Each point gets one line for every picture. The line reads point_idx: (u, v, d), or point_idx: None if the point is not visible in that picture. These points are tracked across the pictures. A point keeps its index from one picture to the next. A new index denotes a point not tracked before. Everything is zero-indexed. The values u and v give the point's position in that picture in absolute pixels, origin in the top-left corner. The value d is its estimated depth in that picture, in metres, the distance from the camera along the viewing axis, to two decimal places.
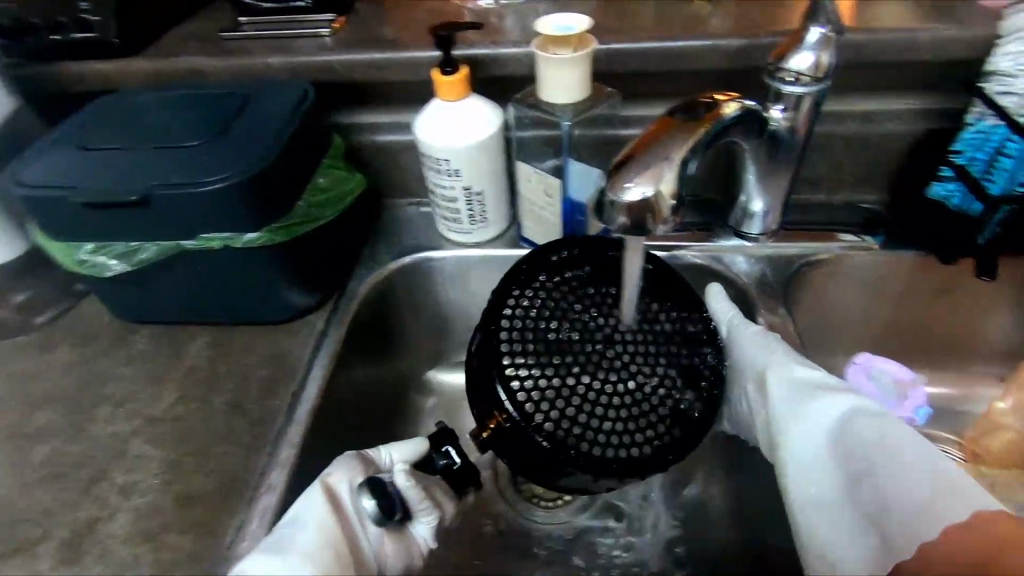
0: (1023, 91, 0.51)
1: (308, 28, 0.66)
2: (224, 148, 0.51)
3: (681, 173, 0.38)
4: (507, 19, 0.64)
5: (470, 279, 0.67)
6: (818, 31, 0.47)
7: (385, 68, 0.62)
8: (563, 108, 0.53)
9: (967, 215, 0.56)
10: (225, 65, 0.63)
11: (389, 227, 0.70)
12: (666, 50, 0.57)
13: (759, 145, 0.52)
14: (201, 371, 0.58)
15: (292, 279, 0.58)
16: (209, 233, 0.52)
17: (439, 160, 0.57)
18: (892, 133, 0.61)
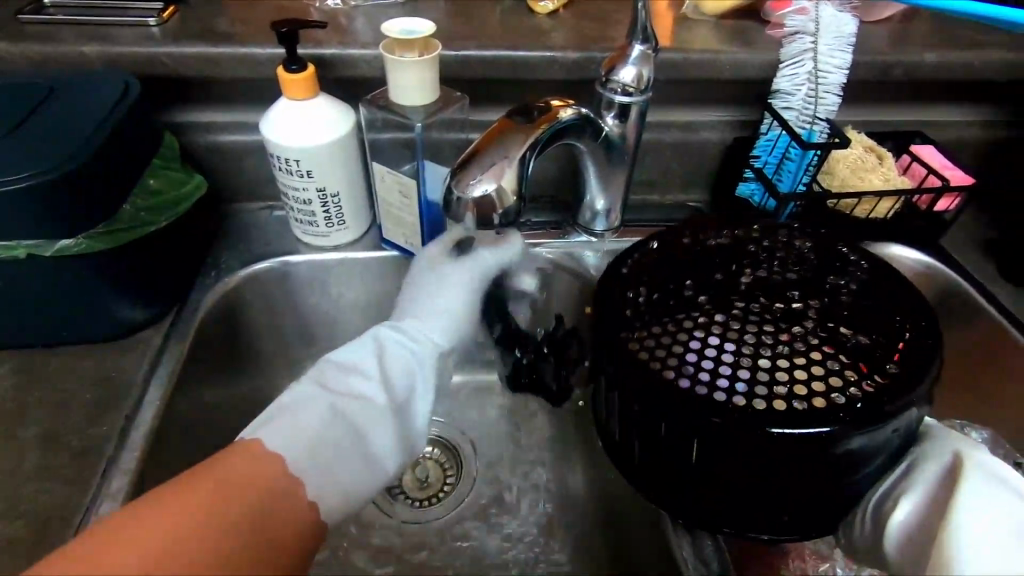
0: (799, 108, 0.62)
1: (131, 16, 0.60)
2: (25, 145, 0.45)
3: (522, 170, 0.40)
4: (357, 20, 0.64)
5: (330, 284, 0.65)
6: (638, 48, 0.53)
7: (224, 63, 0.58)
8: (414, 110, 0.54)
9: (765, 211, 0.67)
10: (25, 50, 0.56)
11: (238, 233, 0.66)
12: (512, 59, 0.60)
13: (596, 147, 0.57)
14: (5, 401, 0.50)
15: (119, 289, 0.52)
16: (6, 241, 0.45)
17: (288, 161, 0.56)
18: (706, 140, 0.70)
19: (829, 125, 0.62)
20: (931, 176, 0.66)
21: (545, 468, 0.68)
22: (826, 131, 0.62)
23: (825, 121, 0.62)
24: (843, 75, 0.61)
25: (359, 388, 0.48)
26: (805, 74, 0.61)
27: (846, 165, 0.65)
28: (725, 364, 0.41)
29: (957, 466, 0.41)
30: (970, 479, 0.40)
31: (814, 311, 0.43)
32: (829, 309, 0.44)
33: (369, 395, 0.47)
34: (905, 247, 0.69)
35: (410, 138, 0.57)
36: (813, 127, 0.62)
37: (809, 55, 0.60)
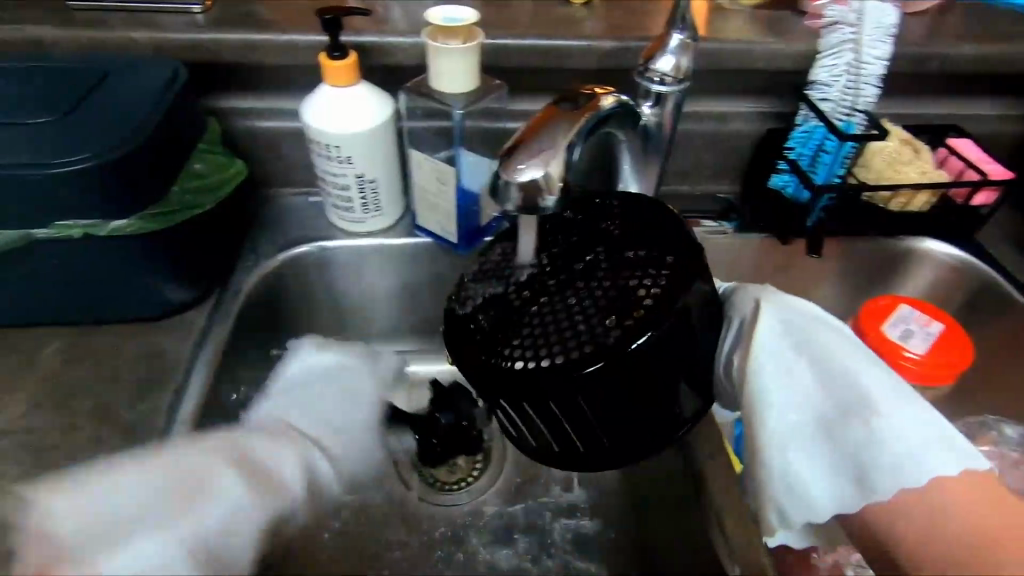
0: (836, 99, 0.62)
1: (174, 3, 0.61)
2: (82, 127, 0.47)
3: (569, 157, 0.40)
4: (394, 9, 0.65)
5: (363, 270, 0.66)
6: (677, 37, 0.53)
7: (266, 50, 0.59)
8: (456, 97, 0.54)
9: (798, 203, 0.67)
10: (74, 36, 0.57)
11: (275, 218, 0.67)
12: (548, 48, 0.60)
13: (633, 137, 0.57)
14: (58, 376, 0.52)
15: (167, 270, 0.53)
16: (65, 221, 0.47)
17: (329, 147, 0.56)
18: (739, 132, 0.70)
19: (868, 117, 0.61)
20: (969, 169, 0.65)
21: None
22: (864, 123, 0.62)
23: (863, 112, 0.62)
24: (882, 66, 0.59)
25: (249, 447, 0.42)
26: (844, 65, 0.61)
27: (882, 158, 0.65)
28: (579, 327, 0.38)
29: (755, 311, 0.43)
30: (762, 321, 0.42)
31: (600, 257, 0.42)
32: (592, 263, 0.41)
33: (325, 455, 0.47)
34: (940, 241, 0.69)
35: (449, 127, 0.58)
36: (850, 118, 0.62)
37: (848, 47, 0.60)
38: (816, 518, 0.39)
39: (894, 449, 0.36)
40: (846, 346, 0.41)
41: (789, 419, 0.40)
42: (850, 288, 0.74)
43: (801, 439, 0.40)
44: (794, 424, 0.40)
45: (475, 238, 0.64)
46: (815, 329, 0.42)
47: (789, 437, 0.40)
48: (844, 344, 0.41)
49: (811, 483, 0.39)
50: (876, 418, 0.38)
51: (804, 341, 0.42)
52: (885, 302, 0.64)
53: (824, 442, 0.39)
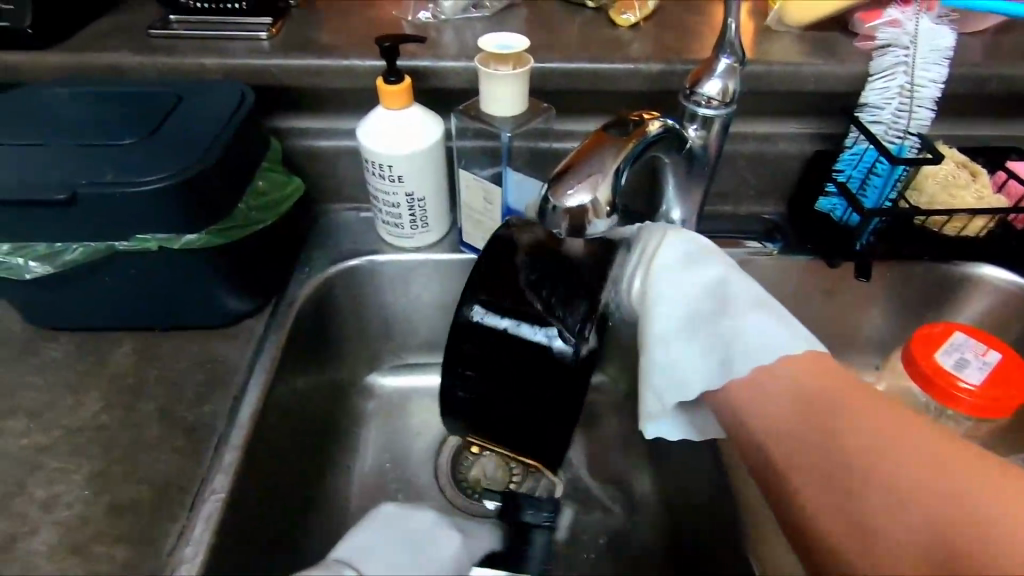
0: (888, 122, 0.61)
1: (243, 30, 0.65)
2: (160, 148, 0.50)
3: (616, 181, 0.42)
4: (446, 34, 0.67)
5: (409, 283, 0.69)
6: (724, 61, 0.54)
7: (326, 74, 0.62)
8: (504, 120, 0.56)
9: (847, 225, 0.66)
10: (153, 62, 0.62)
11: (328, 232, 0.70)
12: (595, 71, 0.62)
13: (678, 159, 0.58)
14: (129, 378, 0.55)
15: (230, 281, 0.57)
16: (144, 236, 0.50)
17: (382, 166, 0.59)
18: (786, 153, 0.70)
19: (921, 140, 0.60)
20: None
21: (610, 472, 0.69)
22: (917, 146, 0.61)
23: (916, 135, 0.61)
24: (937, 89, 0.59)
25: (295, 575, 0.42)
26: (896, 88, 0.60)
27: (937, 181, 0.63)
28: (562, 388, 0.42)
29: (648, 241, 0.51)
30: (664, 248, 0.50)
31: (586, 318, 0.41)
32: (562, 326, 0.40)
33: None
34: (995, 266, 0.67)
35: (497, 147, 0.60)
36: (904, 141, 0.61)
37: (901, 69, 0.59)
38: (688, 393, 0.47)
39: (770, 345, 0.47)
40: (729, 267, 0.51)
41: (673, 328, 0.48)
42: (900, 313, 0.72)
43: (680, 343, 0.48)
44: (675, 333, 0.48)
45: None
46: (688, 250, 0.50)
47: (682, 342, 0.48)
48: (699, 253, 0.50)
49: (687, 373, 0.47)
50: (737, 314, 0.49)
51: (687, 260, 0.50)
52: (940, 329, 0.62)
53: (692, 343, 0.48)
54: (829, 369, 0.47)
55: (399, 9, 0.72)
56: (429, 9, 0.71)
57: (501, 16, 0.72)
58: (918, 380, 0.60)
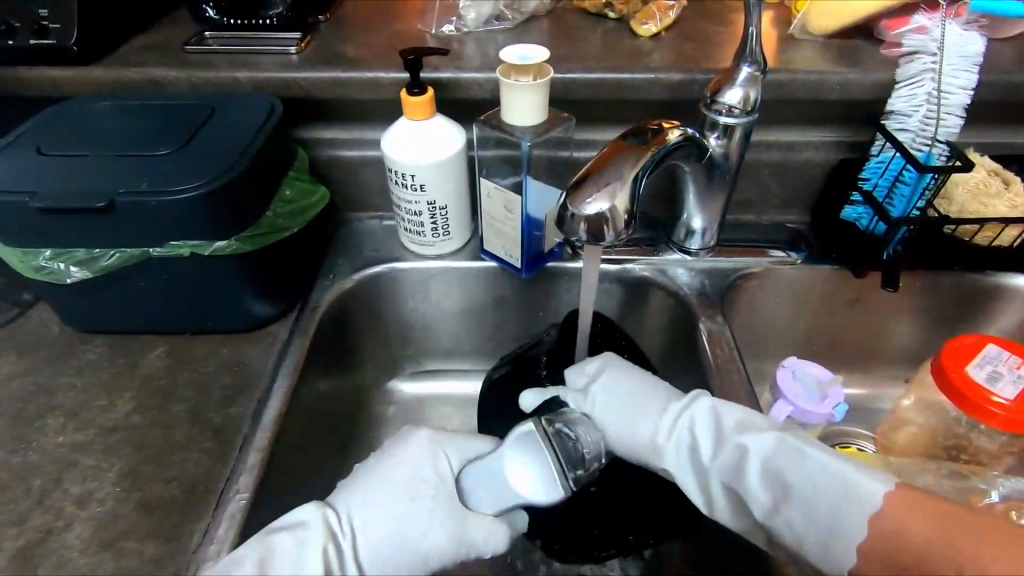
0: (915, 129, 0.60)
1: (273, 45, 0.67)
2: (193, 158, 0.52)
3: (634, 189, 0.42)
4: (469, 46, 0.69)
5: (430, 290, 0.70)
6: (745, 70, 0.54)
7: (352, 86, 0.64)
8: (524, 129, 0.57)
9: (873, 234, 0.65)
10: (188, 76, 0.64)
11: (352, 240, 0.72)
12: (616, 80, 0.62)
13: (698, 168, 0.58)
14: (160, 380, 0.57)
15: (257, 286, 0.58)
16: (175, 242, 0.52)
17: (405, 176, 0.60)
18: (810, 161, 0.69)
19: (950, 147, 0.59)
20: None
21: None
22: (945, 154, 0.60)
23: (945, 143, 0.59)
24: (967, 95, 0.58)
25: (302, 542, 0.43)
26: (923, 95, 0.58)
27: (967, 189, 0.62)
28: None
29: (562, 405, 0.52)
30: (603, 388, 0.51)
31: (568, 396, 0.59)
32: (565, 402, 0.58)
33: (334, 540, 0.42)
34: None
35: (517, 155, 0.60)
36: (932, 149, 0.60)
37: (930, 75, 0.58)
38: (829, 569, 0.40)
39: (812, 469, 0.41)
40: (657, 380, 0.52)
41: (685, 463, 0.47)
42: (930, 325, 0.70)
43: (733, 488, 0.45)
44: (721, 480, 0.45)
45: (538, 263, 0.66)
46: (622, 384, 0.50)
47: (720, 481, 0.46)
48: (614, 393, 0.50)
49: (788, 538, 0.42)
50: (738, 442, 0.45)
51: (626, 397, 0.50)
52: (972, 341, 0.60)
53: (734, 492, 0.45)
54: (919, 508, 0.38)
55: (423, 22, 0.74)
56: (452, 22, 0.72)
57: (522, 28, 0.73)
58: (949, 393, 0.58)
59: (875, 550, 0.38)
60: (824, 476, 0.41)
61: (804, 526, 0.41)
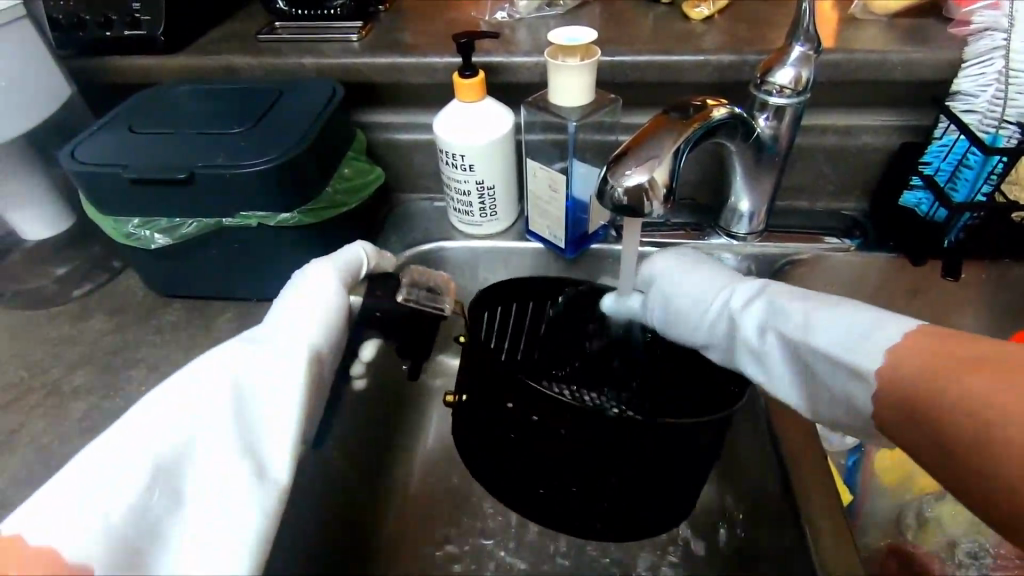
0: (982, 110, 0.57)
1: (336, 33, 0.71)
2: (262, 136, 0.57)
3: (673, 165, 0.43)
4: (520, 31, 0.70)
5: (478, 270, 0.72)
6: (798, 49, 0.53)
7: (407, 71, 0.67)
8: (571, 110, 0.58)
9: (932, 221, 0.62)
10: (259, 63, 0.69)
11: (405, 219, 0.76)
12: (664, 63, 0.62)
13: (746, 147, 0.58)
14: (228, 341, 0.63)
15: (317, 259, 0.62)
16: (245, 213, 0.57)
17: (455, 156, 0.63)
18: (868, 146, 0.67)
19: (1021, 129, 0.56)
20: None
21: None
22: (1016, 136, 0.57)
23: (1016, 124, 0.56)
24: None
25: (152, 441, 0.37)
26: (994, 73, 0.56)
27: None
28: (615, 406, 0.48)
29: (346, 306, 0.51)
30: (690, 277, 0.51)
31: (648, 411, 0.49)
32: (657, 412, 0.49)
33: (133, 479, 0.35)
34: None
35: (563, 139, 0.62)
36: (999, 131, 0.57)
37: (999, 53, 0.55)
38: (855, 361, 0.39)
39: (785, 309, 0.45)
40: (697, 269, 0.51)
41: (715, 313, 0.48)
42: (994, 321, 0.67)
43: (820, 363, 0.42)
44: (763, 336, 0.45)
45: (582, 244, 0.68)
46: (688, 256, 0.53)
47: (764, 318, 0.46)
48: (697, 270, 0.51)
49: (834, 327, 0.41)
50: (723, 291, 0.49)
51: (695, 266, 0.52)
52: None
53: (831, 328, 0.41)
54: (950, 342, 0.36)
55: (477, 10, 0.76)
56: (504, 9, 0.74)
57: (574, 13, 0.74)
58: None
59: (939, 349, 0.36)
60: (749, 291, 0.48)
61: (836, 337, 0.41)
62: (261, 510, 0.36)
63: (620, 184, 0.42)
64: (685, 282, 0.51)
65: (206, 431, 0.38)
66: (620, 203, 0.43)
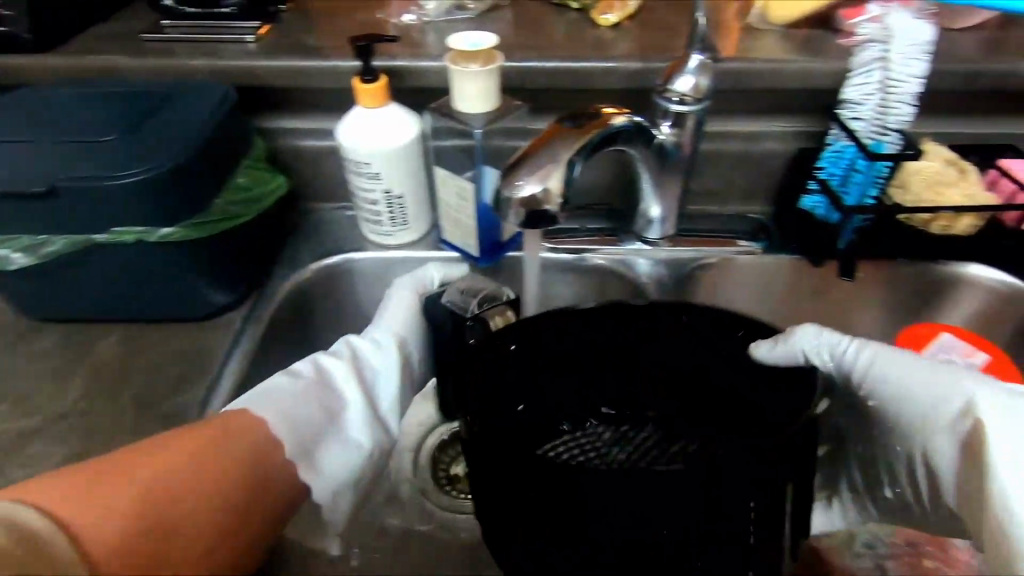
0: (867, 117, 0.60)
1: (231, 33, 0.67)
2: (140, 144, 0.52)
3: (569, 174, 0.43)
4: (428, 35, 0.68)
5: (391, 282, 0.70)
6: (696, 57, 0.54)
7: (308, 74, 0.64)
8: (474, 117, 0.57)
9: (827, 223, 0.65)
10: (144, 64, 0.64)
11: (314, 230, 0.72)
12: (571, 69, 0.62)
13: (648, 154, 0.58)
14: (111, 367, 0.57)
15: (209, 275, 0.58)
16: (119, 228, 0.52)
17: (360, 164, 0.60)
18: (770, 152, 0.69)
19: (902, 137, 0.59)
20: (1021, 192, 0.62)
21: None
22: (897, 143, 0.60)
23: (896, 132, 0.59)
24: (918, 84, 0.57)
25: (325, 364, 0.53)
26: (875, 84, 0.59)
27: (921, 179, 0.61)
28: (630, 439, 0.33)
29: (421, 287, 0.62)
30: (928, 377, 0.42)
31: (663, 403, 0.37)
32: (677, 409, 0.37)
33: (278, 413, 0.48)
34: (985, 266, 0.65)
35: (469, 145, 0.61)
36: (882, 138, 0.60)
37: (877, 65, 0.58)
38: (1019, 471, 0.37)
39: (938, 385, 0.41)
40: (903, 359, 0.43)
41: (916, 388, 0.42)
42: (888, 317, 0.70)
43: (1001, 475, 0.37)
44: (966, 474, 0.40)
45: (497, 252, 0.66)
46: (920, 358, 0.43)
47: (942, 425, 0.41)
48: (915, 365, 0.43)
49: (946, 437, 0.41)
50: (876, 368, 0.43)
51: (911, 360, 0.43)
52: (924, 329, 0.61)
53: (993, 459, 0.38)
54: None
55: (384, 12, 0.74)
56: (413, 12, 0.72)
57: (484, 17, 0.73)
58: None
59: None
60: (927, 375, 0.42)
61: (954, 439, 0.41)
62: (361, 454, 0.51)
63: (516, 195, 0.42)
64: (905, 369, 0.43)
65: (337, 401, 0.52)
66: (520, 219, 0.43)
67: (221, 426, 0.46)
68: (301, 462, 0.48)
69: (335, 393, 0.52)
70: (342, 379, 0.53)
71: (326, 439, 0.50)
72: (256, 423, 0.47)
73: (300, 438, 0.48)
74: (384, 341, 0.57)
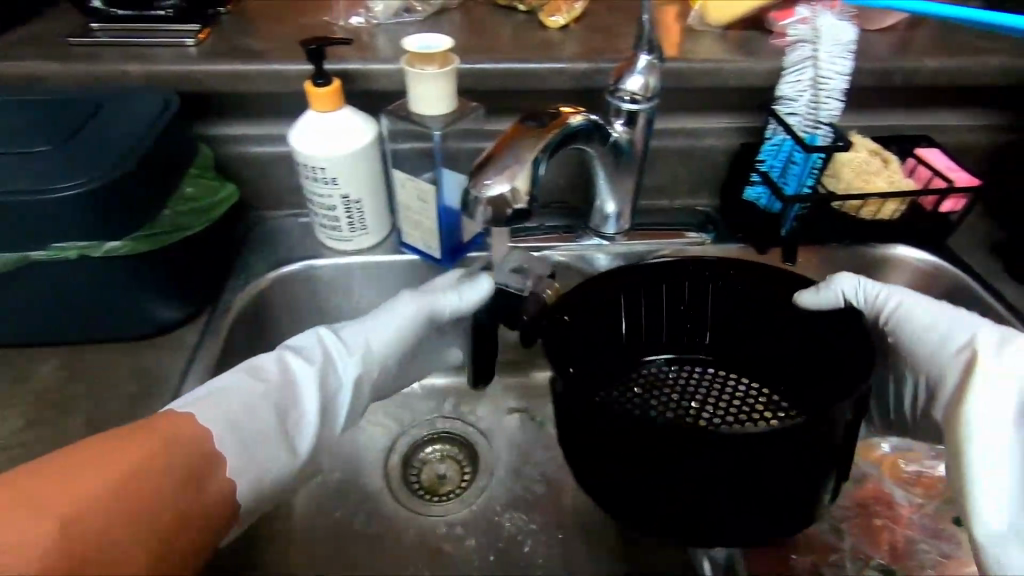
0: (802, 113, 0.64)
1: (168, 36, 0.64)
2: (78, 154, 0.49)
3: (535, 172, 0.44)
4: (377, 37, 0.68)
5: (351, 288, 0.69)
6: (643, 58, 0.56)
7: (255, 78, 0.62)
8: (434, 119, 0.57)
9: (769, 213, 0.69)
10: (72, 70, 0.60)
11: (267, 238, 0.70)
12: (524, 71, 0.63)
13: (605, 152, 0.60)
14: (53, 394, 0.54)
15: (159, 289, 0.55)
16: (60, 244, 0.49)
17: (315, 169, 0.59)
18: (713, 147, 0.73)
19: (833, 130, 0.64)
20: (936, 177, 0.68)
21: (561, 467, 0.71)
22: (830, 136, 0.64)
23: (828, 125, 0.64)
24: (844, 80, 0.62)
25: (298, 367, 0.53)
26: (807, 81, 0.63)
27: (851, 169, 0.66)
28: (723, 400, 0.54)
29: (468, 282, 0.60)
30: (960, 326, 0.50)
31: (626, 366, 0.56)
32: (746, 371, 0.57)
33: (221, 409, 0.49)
34: (909, 247, 0.71)
35: (428, 147, 0.60)
36: (816, 131, 0.64)
37: (809, 63, 0.62)
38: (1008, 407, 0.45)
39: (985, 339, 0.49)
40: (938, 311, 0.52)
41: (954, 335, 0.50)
42: None
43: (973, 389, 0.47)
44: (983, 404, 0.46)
45: (459, 253, 0.67)
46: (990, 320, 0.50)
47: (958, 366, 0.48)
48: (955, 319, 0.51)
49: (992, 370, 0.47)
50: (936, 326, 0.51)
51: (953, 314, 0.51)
52: None
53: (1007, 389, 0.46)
54: None
55: (330, 14, 0.72)
56: (360, 15, 0.71)
57: (433, 19, 0.73)
58: None
59: None
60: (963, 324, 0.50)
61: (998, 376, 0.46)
62: (258, 473, 0.48)
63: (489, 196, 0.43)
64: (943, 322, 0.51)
65: (293, 399, 0.52)
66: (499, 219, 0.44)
67: (161, 434, 0.44)
68: (239, 475, 0.47)
69: (290, 399, 0.52)
70: (302, 380, 0.52)
71: (272, 442, 0.49)
72: (197, 427, 0.46)
73: (239, 450, 0.48)
74: (359, 347, 0.56)
